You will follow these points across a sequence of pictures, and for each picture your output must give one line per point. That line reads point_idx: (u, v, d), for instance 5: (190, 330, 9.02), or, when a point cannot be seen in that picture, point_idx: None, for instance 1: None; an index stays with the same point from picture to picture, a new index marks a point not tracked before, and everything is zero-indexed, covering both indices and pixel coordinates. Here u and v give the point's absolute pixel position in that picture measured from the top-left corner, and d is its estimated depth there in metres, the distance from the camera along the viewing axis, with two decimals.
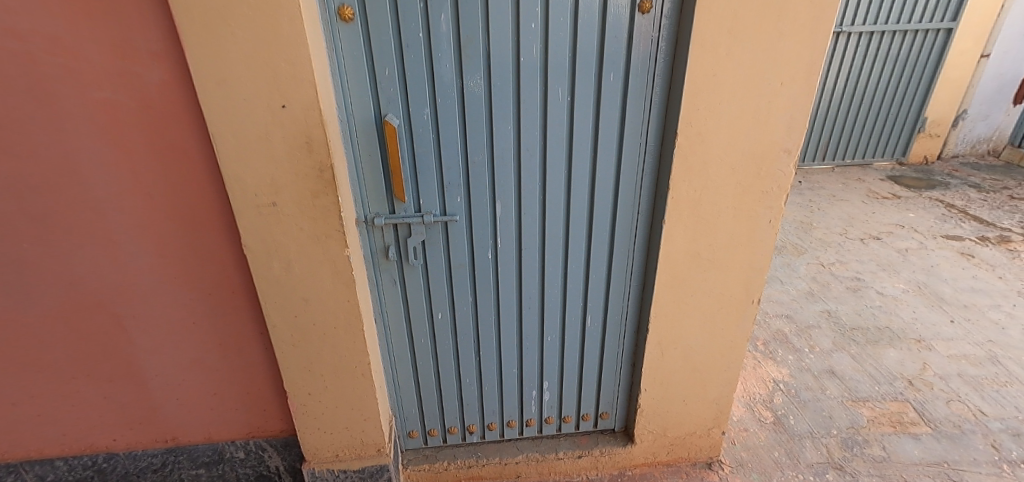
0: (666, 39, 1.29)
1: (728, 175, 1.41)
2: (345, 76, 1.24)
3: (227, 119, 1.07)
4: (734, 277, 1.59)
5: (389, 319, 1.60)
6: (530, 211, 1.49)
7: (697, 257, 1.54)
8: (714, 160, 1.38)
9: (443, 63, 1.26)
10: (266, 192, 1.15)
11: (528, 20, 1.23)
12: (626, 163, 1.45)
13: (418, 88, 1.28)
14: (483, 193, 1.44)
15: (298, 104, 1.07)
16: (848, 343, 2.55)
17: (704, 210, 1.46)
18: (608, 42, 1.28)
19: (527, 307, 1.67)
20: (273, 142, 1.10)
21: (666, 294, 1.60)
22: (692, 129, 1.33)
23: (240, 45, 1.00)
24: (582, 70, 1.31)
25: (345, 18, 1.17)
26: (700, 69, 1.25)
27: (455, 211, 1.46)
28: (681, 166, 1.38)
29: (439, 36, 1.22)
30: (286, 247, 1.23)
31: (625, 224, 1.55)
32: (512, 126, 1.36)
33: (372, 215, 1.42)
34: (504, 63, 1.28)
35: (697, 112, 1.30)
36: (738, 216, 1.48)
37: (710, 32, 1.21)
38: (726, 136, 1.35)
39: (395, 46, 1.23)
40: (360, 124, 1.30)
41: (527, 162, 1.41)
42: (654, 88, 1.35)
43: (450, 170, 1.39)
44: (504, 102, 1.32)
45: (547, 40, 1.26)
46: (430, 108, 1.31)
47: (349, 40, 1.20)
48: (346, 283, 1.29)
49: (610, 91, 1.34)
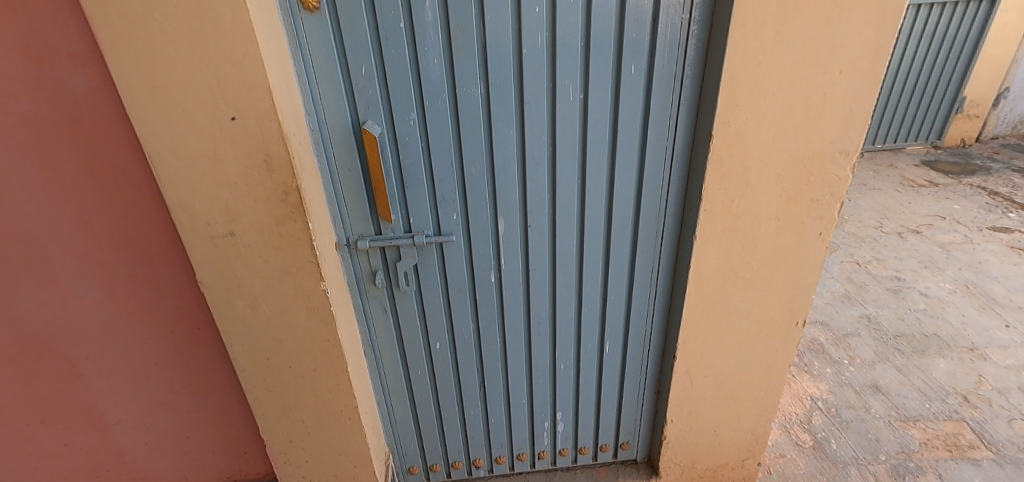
0: (698, 22, 1.07)
1: (772, 182, 1.19)
2: (314, 76, 1.04)
3: (165, 134, 0.87)
4: (776, 297, 1.37)
5: (381, 350, 1.42)
6: (537, 227, 1.29)
7: (734, 276, 1.32)
8: (756, 165, 1.16)
9: (430, 58, 1.05)
10: (222, 220, 0.96)
11: (531, 3, 1.01)
12: (649, 170, 1.24)
13: (402, 88, 1.07)
14: (483, 208, 1.24)
15: (251, 114, 0.87)
16: (891, 353, 2.32)
17: (742, 224, 1.24)
18: (629, 26, 1.06)
19: (537, 333, 1.47)
20: (224, 160, 0.91)
21: (696, 318, 1.39)
22: (729, 129, 1.10)
23: (171, 41, 0.80)
24: (596, 61, 1.09)
25: (310, 7, 0.97)
26: (741, 58, 1.03)
27: (451, 230, 1.26)
28: (717, 173, 1.16)
29: (423, 26, 1.01)
30: (250, 283, 1.04)
31: (647, 239, 1.34)
32: (515, 130, 1.15)
33: (355, 237, 1.23)
34: (503, 55, 1.06)
35: (736, 110, 1.08)
36: (782, 229, 1.26)
37: (754, 10, 0.98)
38: (771, 137, 1.13)
39: (372, 39, 1.02)
40: (335, 134, 1.11)
41: (533, 171, 1.21)
42: (683, 81, 1.13)
43: (444, 184, 1.19)
44: (504, 103, 1.11)
45: (554, 27, 1.05)
46: (417, 112, 1.10)
47: (317, 35, 1.00)
48: (324, 320, 1.11)
49: (630, 86, 1.12)
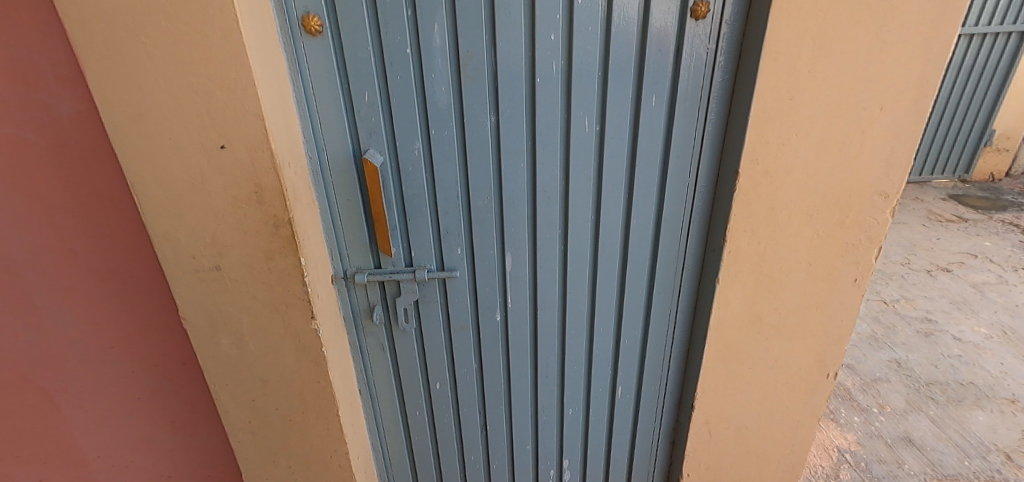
0: (725, 53, 0.99)
1: (804, 225, 1.09)
2: (314, 103, 0.99)
3: (151, 163, 0.82)
4: (806, 348, 1.26)
5: (377, 389, 1.33)
6: (547, 264, 1.20)
7: (759, 323, 1.22)
8: (785, 206, 1.07)
9: (437, 86, 0.99)
10: (208, 253, 0.90)
11: (546, 30, 0.95)
12: (669, 208, 1.15)
13: (407, 116, 1.01)
14: (489, 243, 1.16)
15: (243, 143, 0.82)
16: (924, 403, 2.16)
17: (770, 268, 1.14)
18: (651, 56, 0.99)
19: (544, 376, 1.37)
20: (212, 191, 0.85)
21: (717, 367, 1.28)
22: (757, 167, 1.02)
23: (162, 66, 0.76)
24: (615, 92, 1.02)
25: (312, 30, 0.92)
26: (772, 91, 0.95)
27: (455, 265, 1.18)
28: (743, 213, 1.07)
29: (431, 53, 0.96)
30: (236, 320, 0.97)
31: (665, 281, 1.24)
32: (525, 161, 1.08)
33: (353, 270, 1.16)
34: (515, 83, 1.00)
35: (765, 146, 1.00)
36: (813, 275, 1.16)
37: (787, 42, 0.91)
38: (803, 177, 1.04)
39: (377, 65, 0.97)
40: (335, 162, 1.04)
41: (543, 205, 1.13)
42: (707, 115, 1.05)
43: (449, 217, 1.12)
44: (514, 134, 1.04)
45: (569, 56, 0.98)
46: (422, 141, 1.04)
47: (318, 59, 0.95)
48: (314, 360, 1.02)
49: (650, 118, 1.05)
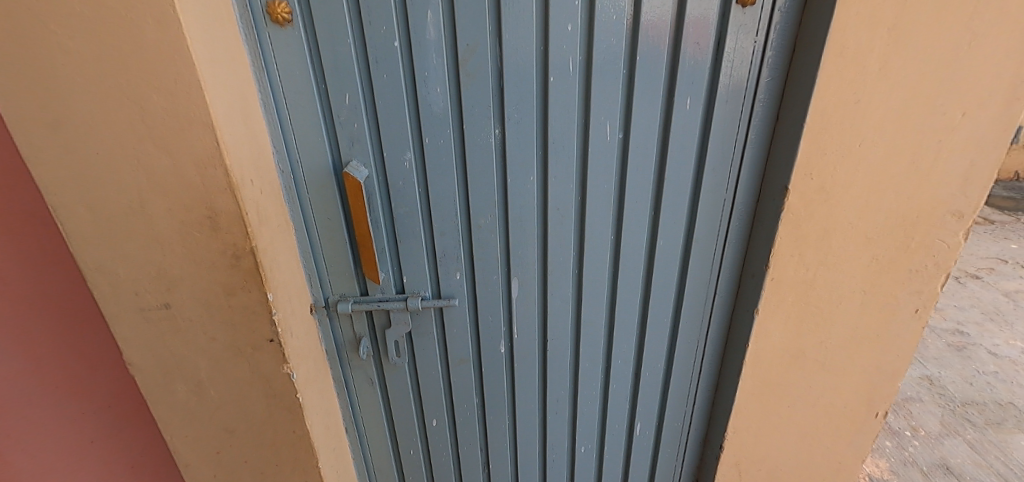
0: (776, 47, 0.82)
1: (861, 249, 0.93)
2: (285, 107, 0.83)
3: (79, 181, 0.67)
4: (854, 385, 1.10)
5: (365, 426, 1.19)
6: (558, 291, 1.05)
7: (802, 358, 1.06)
8: (841, 227, 0.91)
9: (431, 86, 0.82)
10: (154, 288, 0.75)
11: (563, 19, 0.79)
12: (700, 228, 0.99)
13: (395, 122, 0.85)
14: (492, 267, 1.01)
15: (189, 158, 0.67)
16: (960, 425, 2.01)
17: (817, 297, 0.99)
18: (687, 50, 0.82)
19: (554, 411, 1.22)
20: (156, 217, 0.70)
21: (751, 405, 1.12)
22: (812, 182, 0.86)
23: (83, 63, 0.61)
24: (641, 95, 0.86)
25: (279, 20, 0.76)
26: (835, 93, 0.78)
27: (453, 292, 1.03)
28: (791, 236, 0.91)
29: (423, 48, 0.79)
30: (194, 364, 0.82)
31: (692, 309, 1.09)
32: (536, 174, 0.92)
33: (336, 298, 1.01)
34: (524, 82, 0.84)
35: (822, 159, 0.84)
36: (867, 305, 1.00)
37: (855, 33, 0.74)
38: (864, 194, 0.87)
39: (360, 63, 0.81)
40: (311, 177, 0.89)
41: (556, 224, 0.97)
42: (751, 122, 0.88)
43: (445, 238, 0.97)
44: (522, 142, 0.89)
45: (589, 52, 0.82)
46: (414, 151, 0.88)
47: (289, 55, 0.79)
48: (287, 408, 0.88)
49: (683, 125, 0.89)
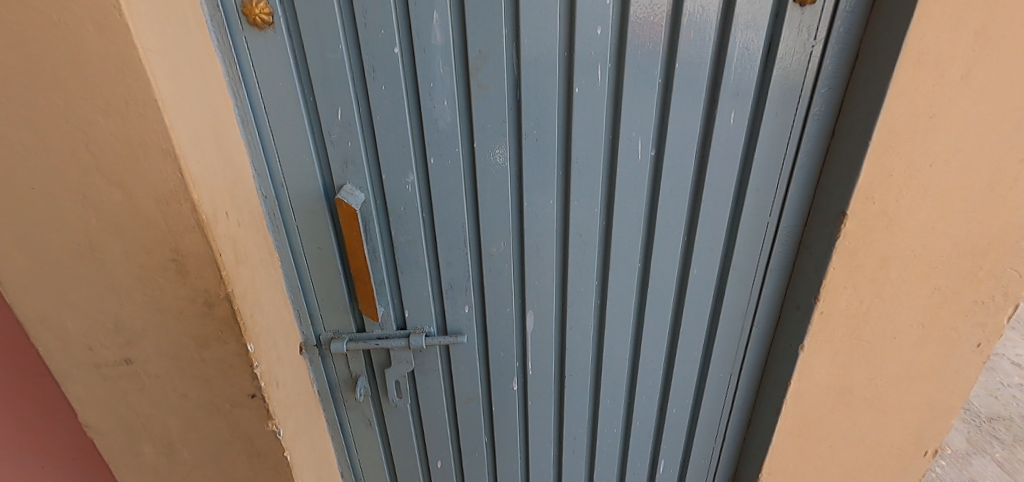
0: (839, 52, 0.70)
1: (923, 279, 0.82)
2: (268, 124, 0.72)
3: (14, 221, 0.55)
4: (903, 423, 1.00)
5: (364, 469, 1.08)
6: (578, 324, 0.94)
7: (848, 396, 0.96)
8: (902, 257, 0.80)
9: (437, 99, 0.71)
10: (111, 342, 0.63)
11: (592, 20, 0.68)
12: (739, 255, 0.88)
13: (395, 141, 0.73)
14: (505, 299, 0.90)
15: (148, 192, 0.55)
16: (988, 443, 1.92)
17: (870, 332, 0.88)
18: (733, 56, 0.71)
19: (571, 449, 1.11)
20: (109, 261, 0.58)
21: (790, 445, 1.02)
22: (873, 207, 0.75)
23: (7, 79, 0.49)
24: (678, 108, 0.75)
25: (258, 22, 0.64)
26: (909, 106, 0.67)
27: (461, 327, 0.92)
28: (847, 266, 0.80)
29: (427, 54, 0.68)
30: (163, 423, 0.70)
31: (726, 342, 0.98)
32: (556, 197, 0.81)
33: (329, 335, 0.90)
34: (545, 94, 0.72)
35: (888, 182, 0.73)
36: (925, 340, 0.89)
37: (938, 37, 0.63)
38: (931, 220, 0.76)
39: (354, 72, 0.69)
40: (298, 203, 0.77)
41: (578, 252, 0.86)
42: (804, 138, 0.77)
43: (453, 268, 0.86)
44: (542, 162, 0.77)
45: (620, 59, 0.71)
46: (417, 173, 0.77)
47: (270, 64, 0.67)
48: (273, 468, 0.76)
49: (725, 141, 0.77)
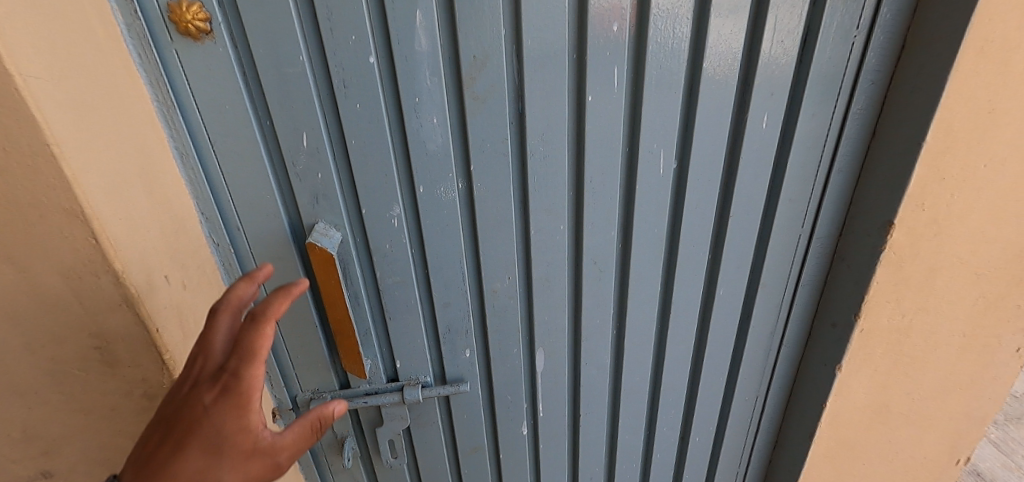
0: (886, 43, 0.61)
1: (968, 287, 0.76)
2: (214, 156, 0.58)
3: None
4: (938, 434, 0.94)
5: None
6: (594, 358, 0.84)
7: (884, 413, 0.89)
8: (949, 265, 0.73)
9: (425, 117, 0.58)
10: (22, 455, 0.50)
11: (609, 14, 0.56)
12: (769, 272, 0.79)
13: (376, 168, 0.61)
14: (512, 338, 0.79)
15: (55, 267, 0.42)
16: None
17: (911, 346, 0.81)
18: (769, 52, 0.61)
19: None
20: (7, 359, 0.45)
21: (821, 466, 0.95)
22: (922, 215, 0.67)
23: None
24: (707, 114, 0.64)
25: (191, 31, 0.50)
26: (969, 103, 0.59)
27: (463, 371, 0.80)
28: (892, 280, 0.72)
29: (410, 63, 0.55)
30: None
31: (752, 364, 0.89)
32: (567, 221, 0.70)
33: (308, 395, 0.77)
34: (554, 105, 0.61)
35: (940, 186, 0.65)
36: (965, 349, 0.83)
37: (1005, 23, 0.55)
38: (981, 224, 0.69)
39: (320, 88, 0.56)
40: (260, 248, 0.64)
41: (593, 281, 0.76)
42: (842, 141, 0.68)
43: (451, 308, 0.74)
44: (551, 184, 0.66)
45: (640, 61, 0.60)
46: (404, 204, 0.64)
47: (210, 82, 0.53)
48: None
49: (757, 149, 0.68)
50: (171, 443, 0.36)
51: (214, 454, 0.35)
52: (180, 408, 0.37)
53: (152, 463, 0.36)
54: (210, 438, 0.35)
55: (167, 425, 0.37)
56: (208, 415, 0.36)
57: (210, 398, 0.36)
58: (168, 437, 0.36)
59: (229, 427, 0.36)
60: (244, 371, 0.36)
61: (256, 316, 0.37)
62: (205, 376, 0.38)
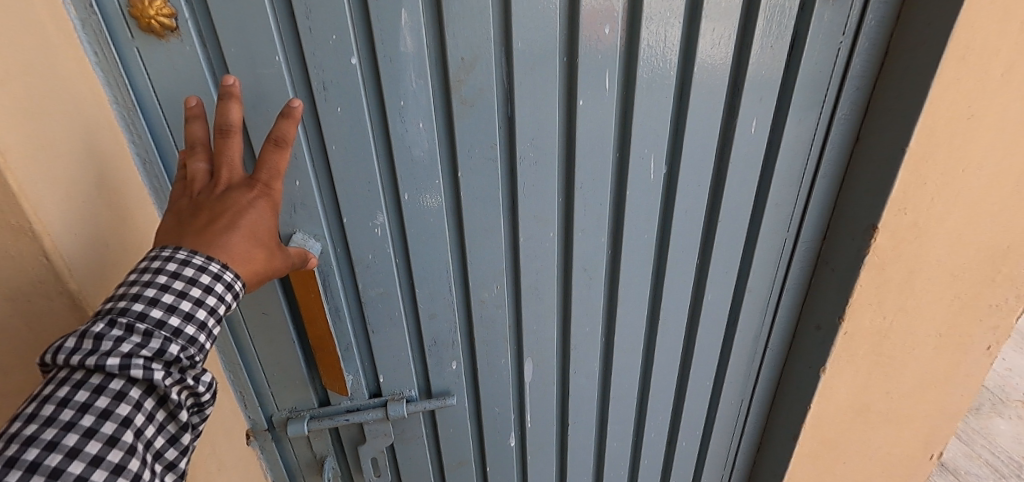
0: (870, 50, 0.62)
1: (943, 288, 0.78)
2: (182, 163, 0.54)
3: None
4: (914, 431, 0.96)
5: None
6: (583, 367, 0.83)
7: (864, 413, 0.91)
8: (927, 268, 0.74)
9: (410, 121, 0.56)
10: None
11: (601, 18, 0.54)
12: (755, 277, 0.79)
13: (358, 175, 0.58)
14: (500, 348, 0.77)
15: (2, 289, 0.38)
16: None
17: (890, 346, 0.83)
18: (758, 58, 0.60)
19: None
20: None
21: (804, 466, 0.96)
22: (904, 219, 0.68)
23: None
24: (696, 122, 0.64)
25: (154, 28, 0.46)
26: (948, 110, 0.60)
27: (449, 384, 0.78)
28: (874, 283, 0.74)
29: (395, 65, 0.52)
30: None
31: (738, 368, 0.90)
32: (557, 229, 0.68)
33: (285, 414, 0.73)
34: (544, 110, 0.59)
35: (921, 191, 0.66)
36: (940, 348, 0.85)
37: (984, 32, 0.56)
38: (956, 227, 0.71)
39: (297, 90, 0.52)
40: None
41: (582, 289, 0.74)
42: (826, 147, 0.69)
43: (436, 319, 0.71)
44: (540, 191, 0.64)
45: (631, 66, 0.58)
46: (388, 212, 0.61)
47: (176, 83, 0.49)
48: None
49: (745, 155, 0.67)
50: (214, 218, 0.39)
51: (254, 239, 0.40)
52: (211, 195, 0.40)
53: (198, 232, 0.38)
54: (254, 225, 0.40)
55: (197, 206, 0.40)
56: (249, 208, 0.40)
57: (248, 192, 0.41)
58: (207, 212, 0.39)
59: (269, 222, 0.42)
60: (278, 179, 0.43)
61: (281, 139, 0.43)
62: (232, 157, 0.42)
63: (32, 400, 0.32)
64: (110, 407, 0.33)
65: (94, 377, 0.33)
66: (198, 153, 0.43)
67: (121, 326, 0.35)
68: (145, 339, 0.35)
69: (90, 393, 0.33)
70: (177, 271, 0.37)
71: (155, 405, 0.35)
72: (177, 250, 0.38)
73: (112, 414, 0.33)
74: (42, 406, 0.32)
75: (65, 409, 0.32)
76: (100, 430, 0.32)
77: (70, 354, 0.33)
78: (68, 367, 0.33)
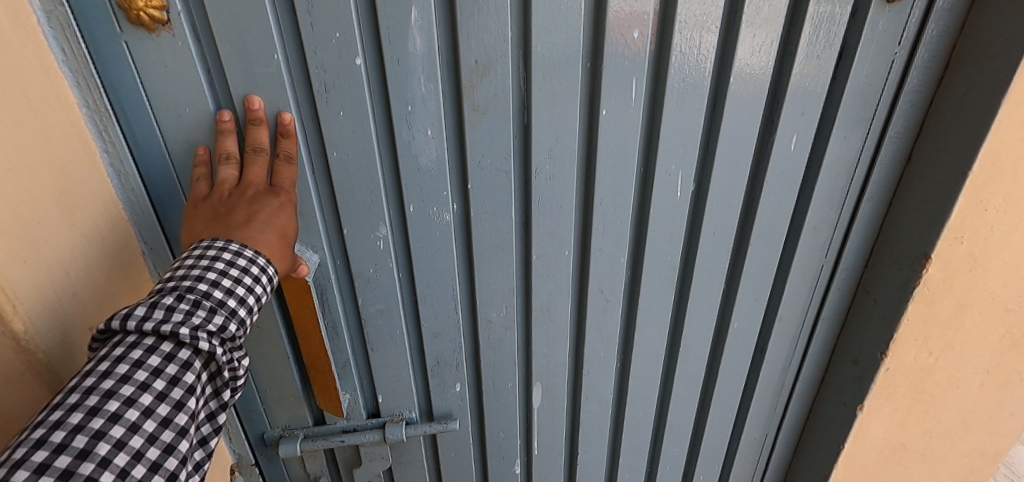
0: (929, 62, 0.56)
1: (996, 325, 0.70)
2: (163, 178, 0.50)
3: None
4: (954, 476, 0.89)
5: None
6: (596, 393, 0.77)
7: (900, 455, 0.84)
8: (980, 302, 0.67)
9: (418, 128, 0.51)
10: None
11: (629, 21, 0.49)
12: (786, 305, 0.73)
13: (361, 183, 0.53)
14: (507, 371, 0.72)
15: None
16: None
17: (933, 386, 0.75)
18: (802, 69, 0.55)
19: None
20: None
21: None
22: (960, 249, 0.62)
23: None
24: (729, 137, 0.58)
25: (143, 21, 0.42)
26: (1016, 129, 0.54)
27: (451, 405, 0.73)
28: (922, 318, 0.67)
29: (402, 67, 0.48)
30: None
31: (764, 401, 0.83)
32: (573, 246, 0.63)
33: (279, 431, 0.69)
34: (563, 119, 0.54)
35: (980, 219, 0.59)
36: (989, 390, 0.78)
37: None
38: (1017, 260, 0.64)
39: (297, 91, 0.48)
40: None
41: (598, 311, 0.69)
42: (874, 166, 0.62)
43: (440, 339, 0.66)
44: (556, 206, 0.59)
45: (661, 75, 0.53)
46: (391, 224, 0.57)
47: (167, 80, 0.46)
48: None
49: (782, 174, 0.62)
50: (251, 216, 0.43)
51: (283, 236, 0.45)
52: (243, 196, 0.44)
53: (239, 227, 0.42)
54: (284, 226, 0.45)
55: (229, 206, 0.44)
56: (280, 211, 0.45)
57: (277, 197, 0.46)
58: (238, 209, 0.43)
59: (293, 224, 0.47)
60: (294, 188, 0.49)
61: (291, 155, 0.49)
62: (259, 167, 0.46)
63: (101, 360, 0.34)
64: (177, 374, 0.36)
65: (167, 345, 0.36)
66: (228, 161, 0.46)
67: (189, 301, 0.37)
68: (211, 315, 0.38)
69: (163, 359, 0.35)
70: (233, 260, 0.40)
71: (205, 378, 0.39)
72: (229, 242, 0.41)
73: (180, 381, 0.36)
74: (117, 365, 0.34)
75: (140, 370, 0.34)
76: (169, 394, 0.35)
77: (140, 321, 0.35)
78: (137, 332, 0.35)
